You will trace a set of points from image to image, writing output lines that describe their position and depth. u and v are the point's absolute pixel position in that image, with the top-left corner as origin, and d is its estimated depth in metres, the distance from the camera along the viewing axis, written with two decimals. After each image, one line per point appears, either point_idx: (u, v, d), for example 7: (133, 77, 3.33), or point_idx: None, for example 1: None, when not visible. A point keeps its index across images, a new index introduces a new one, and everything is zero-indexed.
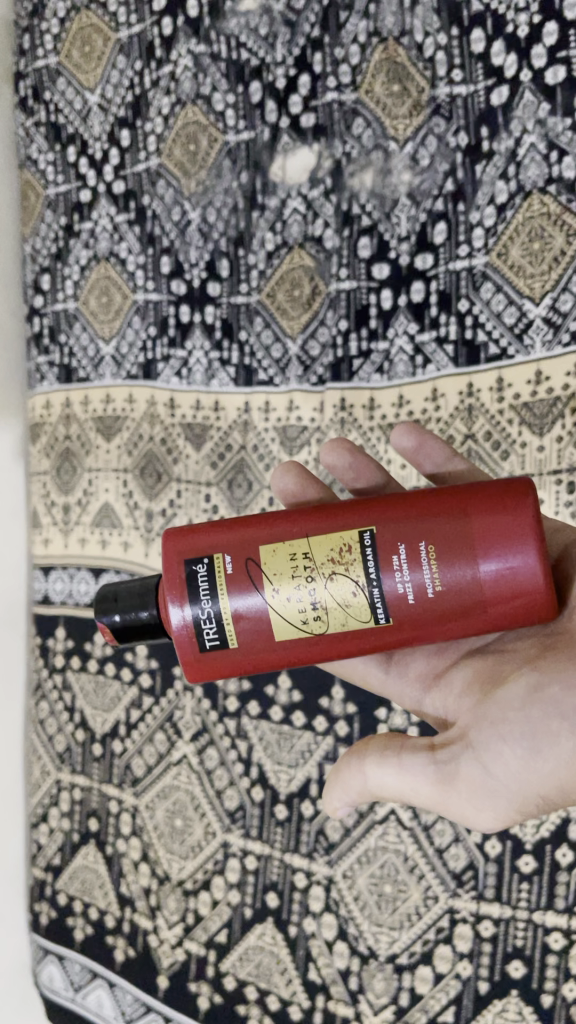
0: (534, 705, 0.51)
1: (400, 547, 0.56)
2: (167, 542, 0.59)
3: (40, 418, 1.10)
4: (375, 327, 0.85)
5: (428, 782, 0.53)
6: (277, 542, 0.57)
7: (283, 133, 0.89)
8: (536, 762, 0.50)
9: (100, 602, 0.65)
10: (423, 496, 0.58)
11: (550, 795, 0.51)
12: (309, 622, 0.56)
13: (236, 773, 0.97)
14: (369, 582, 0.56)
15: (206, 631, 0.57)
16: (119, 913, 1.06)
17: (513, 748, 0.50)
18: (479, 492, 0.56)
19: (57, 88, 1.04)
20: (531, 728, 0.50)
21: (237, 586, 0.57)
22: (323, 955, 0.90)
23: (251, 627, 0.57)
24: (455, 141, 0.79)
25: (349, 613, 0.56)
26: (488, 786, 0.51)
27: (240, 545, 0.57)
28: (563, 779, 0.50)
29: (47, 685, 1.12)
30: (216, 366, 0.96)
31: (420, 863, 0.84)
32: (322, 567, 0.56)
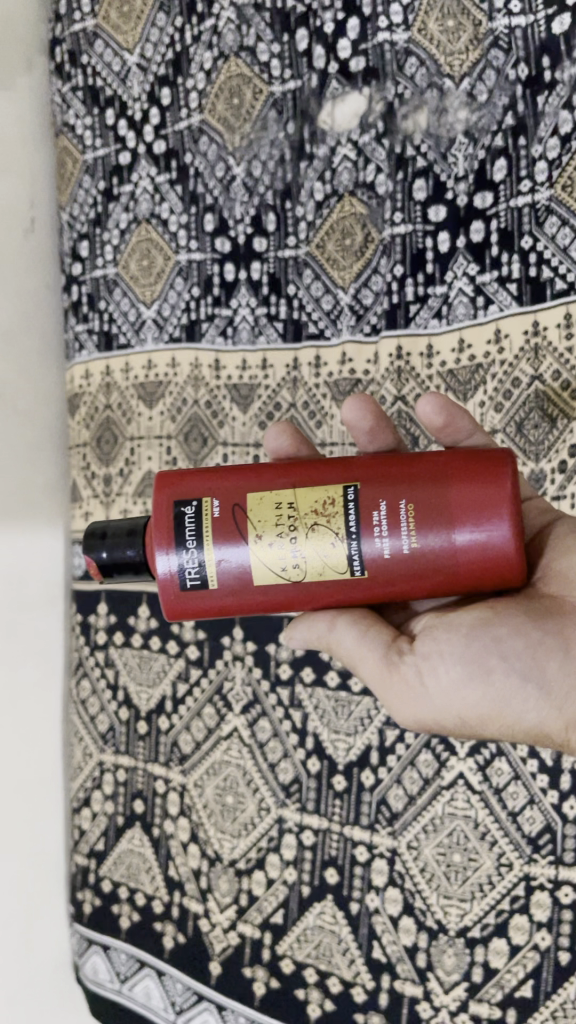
0: (477, 640, 0.58)
1: (381, 504, 0.57)
2: (159, 484, 0.60)
3: (78, 388, 1.09)
4: (431, 271, 0.82)
5: (371, 668, 0.62)
6: (264, 491, 0.58)
7: (331, 79, 0.87)
8: (470, 690, 0.57)
9: (88, 541, 0.64)
10: (409, 458, 0.59)
11: (472, 721, 0.58)
12: (287, 573, 0.58)
13: (290, 744, 0.93)
14: (348, 538, 0.57)
15: (188, 573, 0.58)
16: (167, 897, 1.02)
17: (447, 671, 0.58)
18: (463, 462, 0.57)
19: (94, 51, 1.03)
20: (472, 662, 0.57)
21: (221, 533, 0.58)
22: (388, 932, 0.86)
23: (231, 574, 0.58)
24: (515, 74, 0.77)
25: (326, 566, 0.57)
26: (423, 697, 0.59)
27: (228, 493, 0.58)
28: (487, 711, 0.57)
29: (89, 663, 1.09)
30: (263, 322, 0.93)
31: (491, 829, 0.80)
32: (304, 519, 0.57)
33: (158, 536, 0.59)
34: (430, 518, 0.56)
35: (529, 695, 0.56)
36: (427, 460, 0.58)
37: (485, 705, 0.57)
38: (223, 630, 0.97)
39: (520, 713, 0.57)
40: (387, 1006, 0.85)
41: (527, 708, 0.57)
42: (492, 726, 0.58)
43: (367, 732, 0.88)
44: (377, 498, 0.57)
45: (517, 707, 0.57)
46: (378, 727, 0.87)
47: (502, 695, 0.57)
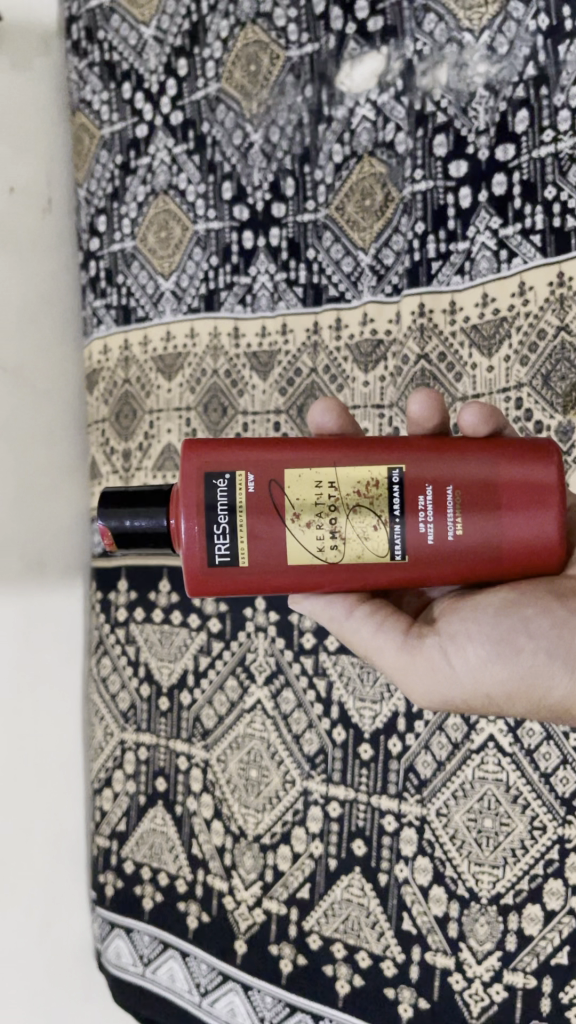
0: (504, 620, 0.57)
1: (427, 490, 0.56)
2: (188, 454, 0.57)
3: (97, 364, 1.08)
4: (453, 227, 0.81)
5: (395, 652, 0.61)
6: (303, 467, 0.57)
7: (349, 40, 0.86)
8: (496, 668, 0.57)
9: (105, 502, 0.64)
10: (453, 444, 0.58)
11: (498, 701, 0.58)
12: (324, 553, 0.56)
13: (314, 714, 0.91)
14: (391, 522, 0.56)
15: (218, 548, 0.57)
16: (191, 876, 1.00)
17: (474, 650, 0.57)
18: (510, 452, 0.57)
19: (110, 26, 1.03)
20: (498, 640, 0.57)
21: (257, 510, 0.56)
22: (418, 903, 0.84)
23: (265, 553, 0.56)
24: (536, 24, 0.76)
25: (366, 549, 0.56)
26: (448, 677, 0.59)
27: (265, 467, 0.56)
28: (513, 689, 0.57)
29: (110, 640, 1.08)
30: (282, 287, 0.92)
31: (524, 792, 0.79)
32: (346, 499, 0.56)
33: (187, 511, 0.57)
34: (475, 507, 0.56)
35: (556, 671, 0.56)
36: (473, 446, 0.58)
37: (511, 683, 0.57)
38: (245, 601, 0.96)
39: (546, 689, 0.56)
40: (419, 980, 0.83)
41: (554, 685, 0.56)
42: (518, 706, 0.58)
43: (394, 698, 0.86)
44: (421, 483, 0.56)
45: (544, 684, 0.56)
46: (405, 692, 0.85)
47: (532, 670, 0.56)
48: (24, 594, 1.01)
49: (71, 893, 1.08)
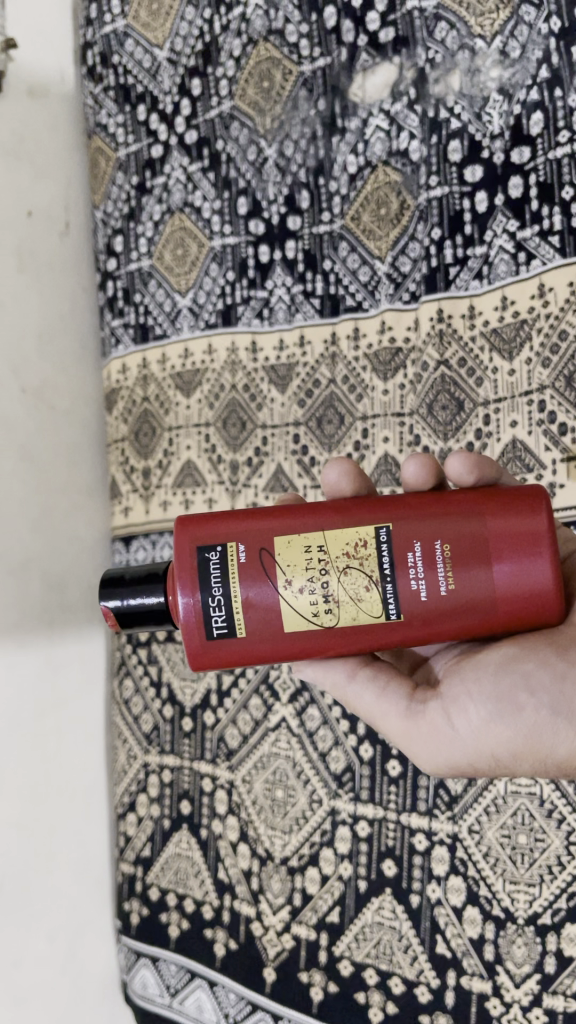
0: (504, 678, 0.55)
1: (415, 547, 0.55)
2: (178, 532, 0.57)
3: (116, 383, 1.08)
4: (470, 232, 0.81)
5: (398, 719, 0.59)
6: (292, 535, 0.56)
7: (361, 51, 0.87)
8: (500, 729, 0.54)
9: (107, 585, 0.64)
10: (441, 499, 0.56)
11: (505, 761, 0.55)
12: (320, 619, 0.55)
13: (340, 732, 0.89)
14: (382, 583, 0.55)
15: (214, 621, 0.55)
16: (218, 902, 0.97)
17: (477, 712, 0.55)
18: (498, 501, 0.55)
19: (125, 50, 1.04)
20: (501, 699, 0.54)
21: (249, 580, 0.55)
22: (452, 926, 0.81)
23: (259, 621, 0.55)
24: (548, 27, 0.76)
25: (360, 611, 0.55)
26: (452, 741, 0.56)
27: (255, 536, 0.56)
28: (519, 748, 0.54)
29: (132, 662, 1.07)
30: (300, 299, 0.92)
31: (559, 806, 0.76)
32: (337, 560, 0.55)
33: (181, 591, 0.56)
34: (466, 562, 0.54)
35: (561, 726, 0.53)
36: (460, 499, 0.56)
37: (516, 743, 0.54)
38: None
39: (553, 747, 0.54)
40: (455, 1006, 0.80)
41: (561, 742, 0.53)
42: (525, 764, 0.55)
43: None
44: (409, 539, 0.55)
45: (550, 741, 0.54)
46: None
47: (535, 728, 0.54)
48: (46, 616, 1.00)
49: (97, 923, 1.05)
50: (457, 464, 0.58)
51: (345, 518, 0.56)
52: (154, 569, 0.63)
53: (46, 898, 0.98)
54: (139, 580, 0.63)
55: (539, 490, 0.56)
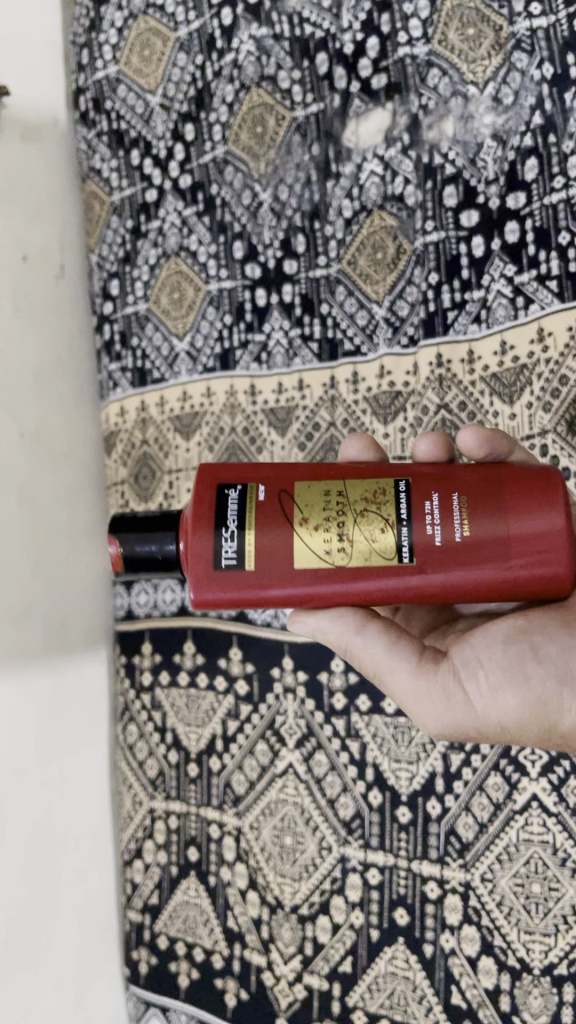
0: (513, 648, 0.56)
1: (432, 498, 0.56)
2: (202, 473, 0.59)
3: (114, 425, 1.08)
4: (468, 277, 0.81)
5: (406, 675, 0.58)
6: (312, 481, 0.57)
7: (354, 97, 0.87)
8: (508, 697, 0.55)
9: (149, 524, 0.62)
10: (466, 469, 0.57)
11: (510, 730, 0.56)
12: (332, 558, 0.55)
13: (348, 778, 0.88)
14: (398, 526, 0.55)
15: (224, 550, 0.56)
16: (228, 951, 0.96)
17: (487, 678, 0.56)
18: (515, 484, 0.55)
19: (117, 96, 1.05)
20: (510, 668, 0.56)
21: (266, 515, 0.56)
22: (467, 976, 0.80)
23: (271, 554, 0.55)
24: (540, 74, 0.77)
25: (373, 551, 0.55)
26: (459, 706, 0.56)
27: (276, 480, 0.57)
28: (524, 716, 0.55)
29: (135, 708, 1.06)
30: (297, 344, 0.92)
31: (572, 854, 0.76)
32: (354, 504, 0.56)
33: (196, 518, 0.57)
34: (482, 535, 0.55)
35: (565, 696, 0.55)
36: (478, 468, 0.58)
37: (522, 712, 0.55)
38: (272, 663, 0.93)
39: (556, 716, 0.55)
40: None
41: (565, 712, 0.55)
42: (529, 734, 0.56)
43: (430, 758, 0.83)
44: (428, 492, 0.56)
45: (553, 710, 0.55)
46: (442, 751, 0.82)
47: (542, 699, 0.55)
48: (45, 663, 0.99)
49: (104, 973, 1.04)
50: (466, 435, 0.60)
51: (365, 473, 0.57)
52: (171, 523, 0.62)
53: (50, 949, 0.96)
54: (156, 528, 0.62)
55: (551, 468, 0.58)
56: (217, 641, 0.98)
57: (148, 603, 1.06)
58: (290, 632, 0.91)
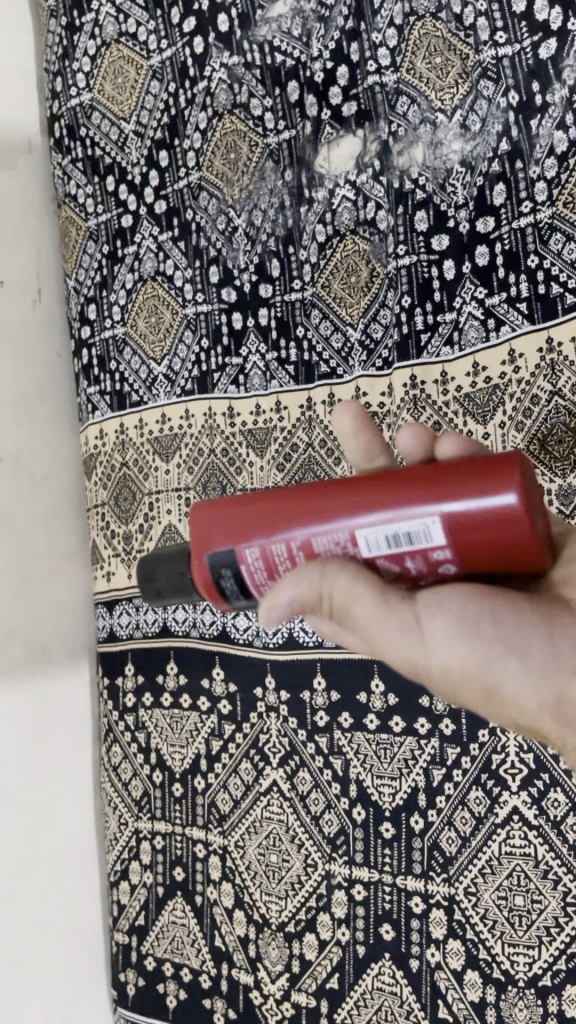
0: (467, 601, 0.50)
1: None
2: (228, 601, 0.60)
3: (94, 448, 1.09)
4: (440, 300, 0.83)
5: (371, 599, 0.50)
6: None
7: (325, 124, 0.89)
8: (457, 645, 0.49)
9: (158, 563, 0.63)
10: None
11: (454, 676, 0.51)
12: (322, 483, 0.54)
13: (332, 794, 0.88)
14: None
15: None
16: (215, 971, 0.96)
17: (440, 622, 0.50)
18: None
19: (92, 123, 1.06)
20: (463, 617, 0.49)
21: None
22: (453, 990, 0.80)
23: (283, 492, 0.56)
24: (506, 101, 0.79)
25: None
26: (407, 639, 0.50)
27: None
28: (469, 670, 0.50)
29: (119, 730, 1.06)
30: (274, 367, 0.93)
31: (554, 866, 0.76)
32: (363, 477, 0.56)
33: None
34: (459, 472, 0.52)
35: (515, 663, 0.49)
36: None
37: (467, 663, 0.49)
38: (254, 682, 0.94)
39: (501, 679, 0.49)
40: None
41: (510, 678, 0.49)
42: (472, 687, 0.51)
43: (412, 774, 0.84)
44: None
45: (498, 671, 0.49)
46: (424, 766, 0.83)
47: (493, 657, 0.49)
48: (20, 685, 1.00)
49: (90, 994, 1.04)
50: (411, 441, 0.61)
51: None
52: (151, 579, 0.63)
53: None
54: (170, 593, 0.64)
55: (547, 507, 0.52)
56: (200, 662, 0.98)
57: (130, 624, 1.05)
58: (272, 651, 0.92)
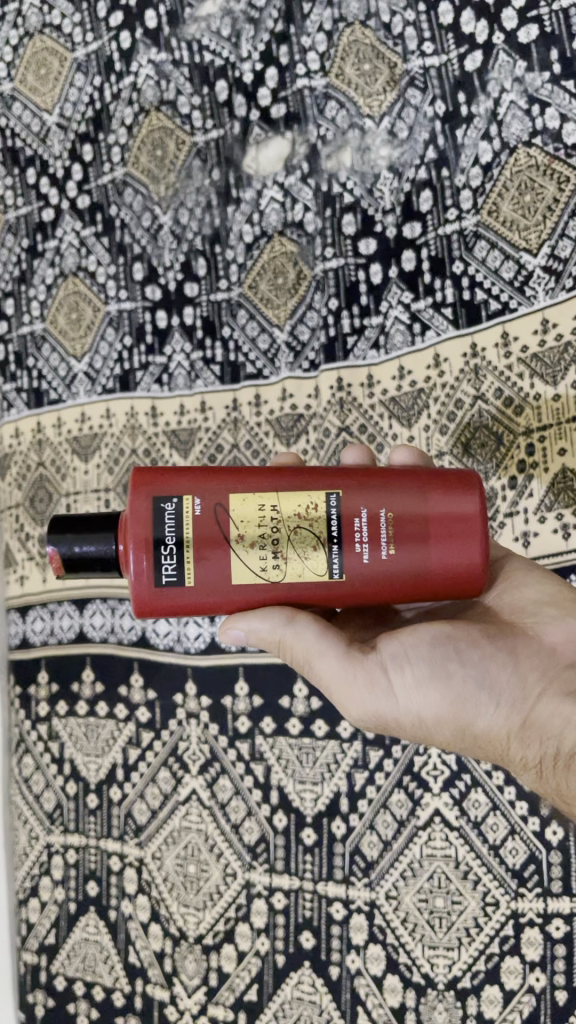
0: (438, 647, 0.55)
1: (362, 534, 0.55)
2: (135, 478, 0.55)
3: (8, 448, 1.04)
4: (366, 303, 0.83)
5: (334, 661, 0.55)
6: (247, 492, 0.54)
7: (254, 125, 0.89)
8: (427, 692, 0.55)
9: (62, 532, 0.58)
10: (380, 567, 0.55)
11: (428, 726, 0.56)
12: (267, 574, 0.54)
13: (253, 801, 0.86)
14: (330, 547, 0.54)
15: (164, 570, 0.54)
16: (129, 988, 0.91)
17: (412, 671, 0.55)
18: (436, 576, 0.55)
19: (12, 114, 1.03)
20: (434, 665, 0.55)
21: (207, 543, 0.53)
22: (373, 995, 0.80)
23: (209, 575, 0.54)
24: (433, 110, 0.81)
25: (306, 572, 0.54)
26: (379, 694, 0.55)
27: (211, 491, 0.54)
28: (444, 715, 0.55)
29: (31, 740, 1.00)
30: (199, 367, 0.91)
31: (474, 867, 0.77)
32: (289, 523, 0.54)
33: (134, 531, 0.54)
34: (401, 573, 0.55)
35: (485, 701, 0.54)
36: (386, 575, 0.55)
37: (434, 712, 0.55)
38: (174, 688, 0.91)
39: (475, 718, 0.55)
40: None
41: (481, 716, 0.54)
42: (447, 734, 0.56)
43: (334, 778, 0.83)
44: (352, 549, 0.54)
45: (471, 713, 0.54)
46: (347, 770, 0.83)
47: (468, 699, 0.54)
48: None
49: None
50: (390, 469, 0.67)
51: (280, 527, 0.54)
52: (107, 515, 0.57)
53: None
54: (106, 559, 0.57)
55: (470, 533, 0.55)
56: (116, 668, 0.94)
57: (44, 630, 1.00)
58: (194, 656, 0.90)
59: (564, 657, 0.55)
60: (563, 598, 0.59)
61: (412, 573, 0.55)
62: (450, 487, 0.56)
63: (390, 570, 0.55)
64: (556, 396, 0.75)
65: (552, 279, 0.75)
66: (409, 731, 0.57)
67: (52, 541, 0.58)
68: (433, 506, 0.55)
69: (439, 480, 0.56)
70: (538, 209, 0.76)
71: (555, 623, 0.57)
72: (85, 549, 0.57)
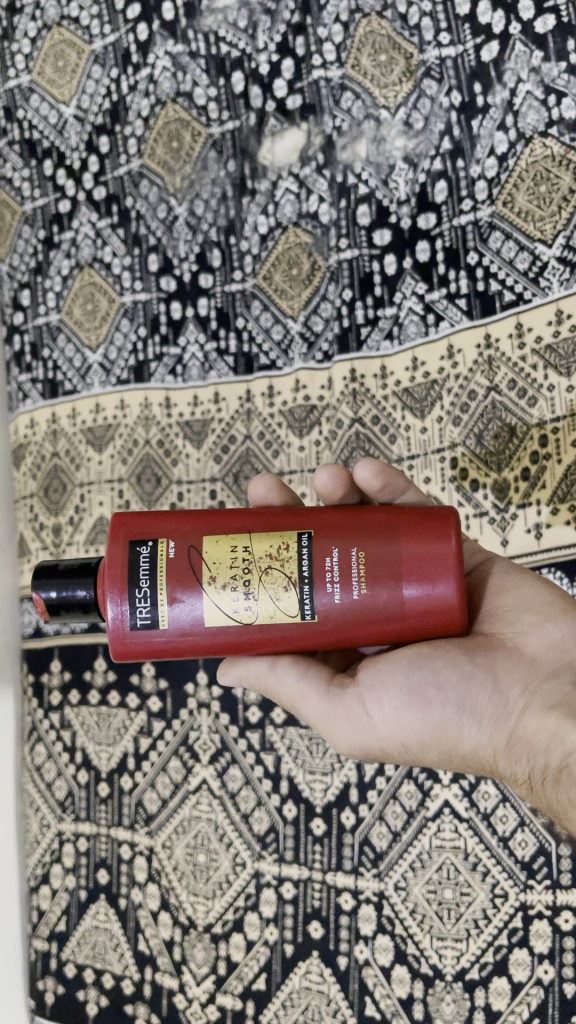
0: (415, 672, 0.55)
1: (333, 572, 0.53)
2: (114, 524, 0.56)
3: (23, 438, 1.04)
4: (380, 294, 0.83)
5: (317, 697, 0.58)
6: (220, 534, 0.55)
7: (269, 116, 0.89)
8: (407, 719, 0.56)
9: (43, 573, 0.59)
10: (351, 606, 0.53)
11: (414, 748, 0.57)
12: (240, 615, 0.54)
13: (263, 791, 0.87)
14: (300, 586, 0.53)
15: (138, 612, 0.54)
16: (138, 975, 0.91)
17: (391, 703, 0.56)
18: (413, 617, 0.54)
19: (30, 105, 1.04)
20: (413, 693, 0.55)
21: (179, 582, 0.54)
22: (380, 986, 0.80)
23: (183, 616, 0.54)
24: (449, 101, 0.80)
25: (277, 612, 0.54)
26: (361, 724, 0.57)
27: (185, 533, 0.55)
28: (426, 738, 0.56)
29: (44, 729, 1.00)
30: (213, 358, 0.92)
31: (483, 858, 0.77)
32: (259, 562, 0.53)
33: (110, 573, 0.54)
34: (373, 612, 0.53)
35: (466, 722, 0.55)
36: (361, 615, 0.54)
37: (416, 735, 0.56)
38: (185, 677, 0.91)
39: (459, 739, 0.55)
40: None
41: (463, 735, 0.55)
42: (434, 754, 0.57)
43: (344, 769, 0.83)
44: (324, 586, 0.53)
45: (454, 734, 0.55)
46: (356, 762, 0.83)
47: (448, 721, 0.55)
48: None
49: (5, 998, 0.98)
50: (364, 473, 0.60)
51: (252, 566, 0.53)
52: (88, 559, 0.58)
53: None
54: (87, 603, 0.58)
55: (444, 569, 0.53)
56: None
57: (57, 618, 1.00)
58: None
59: (544, 668, 0.55)
60: (544, 603, 0.58)
61: (386, 613, 0.53)
62: (424, 525, 0.54)
63: (364, 610, 0.53)
64: (569, 386, 0.75)
65: (566, 270, 0.75)
66: (397, 756, 0.58)
67: (35, 583, 0.59)
68: (404, 543, 0.54)
69: (415, 516, 0.55)
70: (553, 199, 0.76)
71: (535, 631, 0.56)
72: (66, 595, 0.58)
